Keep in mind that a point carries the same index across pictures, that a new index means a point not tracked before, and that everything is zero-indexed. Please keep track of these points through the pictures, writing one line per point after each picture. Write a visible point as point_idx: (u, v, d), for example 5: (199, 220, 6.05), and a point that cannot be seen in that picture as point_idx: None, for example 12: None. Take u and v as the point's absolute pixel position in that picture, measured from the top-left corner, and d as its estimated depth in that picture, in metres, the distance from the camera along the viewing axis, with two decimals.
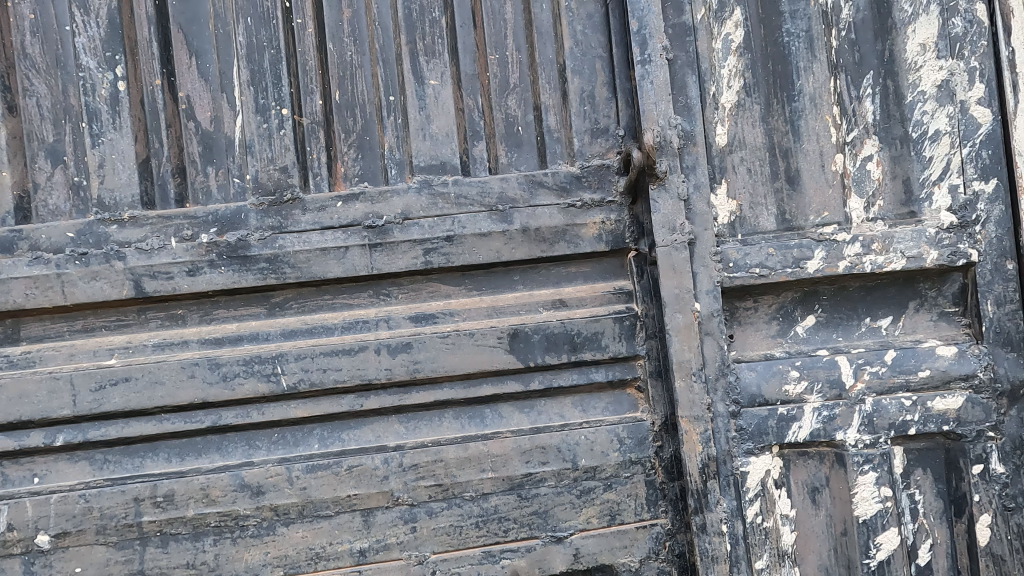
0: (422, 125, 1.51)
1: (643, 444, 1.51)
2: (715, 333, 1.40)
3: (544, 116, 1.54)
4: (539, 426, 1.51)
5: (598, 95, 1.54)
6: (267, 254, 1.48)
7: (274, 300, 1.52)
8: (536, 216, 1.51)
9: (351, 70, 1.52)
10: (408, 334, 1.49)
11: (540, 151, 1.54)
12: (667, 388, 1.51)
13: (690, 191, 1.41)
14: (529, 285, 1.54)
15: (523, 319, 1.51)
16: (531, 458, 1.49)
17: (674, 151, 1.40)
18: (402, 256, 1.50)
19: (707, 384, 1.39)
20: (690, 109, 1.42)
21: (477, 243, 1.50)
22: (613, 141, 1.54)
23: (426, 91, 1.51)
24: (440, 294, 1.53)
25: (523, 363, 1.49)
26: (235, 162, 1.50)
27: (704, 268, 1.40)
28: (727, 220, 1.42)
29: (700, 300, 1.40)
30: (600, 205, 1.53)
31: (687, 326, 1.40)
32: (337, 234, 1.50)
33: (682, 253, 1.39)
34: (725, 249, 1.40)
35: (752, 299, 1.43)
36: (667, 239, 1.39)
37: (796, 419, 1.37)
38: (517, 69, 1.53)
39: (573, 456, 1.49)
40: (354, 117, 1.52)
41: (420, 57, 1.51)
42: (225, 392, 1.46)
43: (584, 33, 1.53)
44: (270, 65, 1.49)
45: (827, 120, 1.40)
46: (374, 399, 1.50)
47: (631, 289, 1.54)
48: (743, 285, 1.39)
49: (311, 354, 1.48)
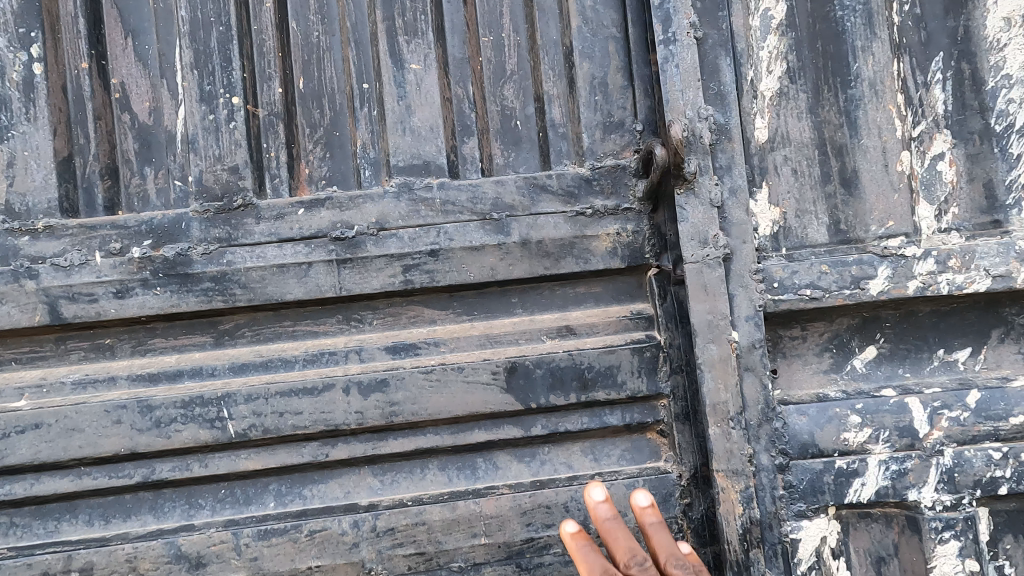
0: (402, 118, 1.26)
1: (668, 501, 1.25)
2: (758, 369, 1.14)
3: (546, 108, 1.29)
4: (542, 480, 1.25)
5: (613, 83, 1.29)
6: (212, 272, 1.23)
7: (223, 326, 1.26)
8: (538, 225, 1.26)
9: (317, 53, 1.27)
10: (383, 370, 1.23)
11: (542, 149, 1.29)
12: (698, 434, 1.24)
13: (725, 197, 1.16)
14: (529, 309, 1.28)
15: (523, 350, 1.25)
16: (532, 520, 1.23)
17: (706, 149, 1.15)
18: (376, 274, 1.24)
19: (748, 432, 1.13)
20: (724, 97, 1.17)
21: (467, 258, 1.25)
22: (630, 137, 1.29)
23: (406, 77, 1.26)
24: (423, 320, 1.28)
25: (522, 404, 1.23)
26: (177, 160, 1.25)
27: (744, 288, 1.14)
28: (770, 232, 1.17)
29: (739, 328, 1.14)
30: (614, 213, 1.27)
31: (724, 362, 1.13)
32: (298, 248, 1.24)
33: (716, 271, 1.14)
34: (769, 267, 1.15)
35: (799, 326, 1.18)
36: (698, 254, 1.14)
37: (858, 475, 1.12)
38: (515, 52, 1.29)
39: (583, 518, 1.23)
40: (321, 108, 1.27)
41: (399, 37, 1.27)
42: (159, 441, 1.20)
43: (595, 9, 1.29)
44: (218, 45, 1.25)
45: (890, 110, 1.17)
46: (342, 448, 1.23)
47: (652, 313, 1.28)
48: (790, 309, 1.14)
49: (265, 394, 1.21)
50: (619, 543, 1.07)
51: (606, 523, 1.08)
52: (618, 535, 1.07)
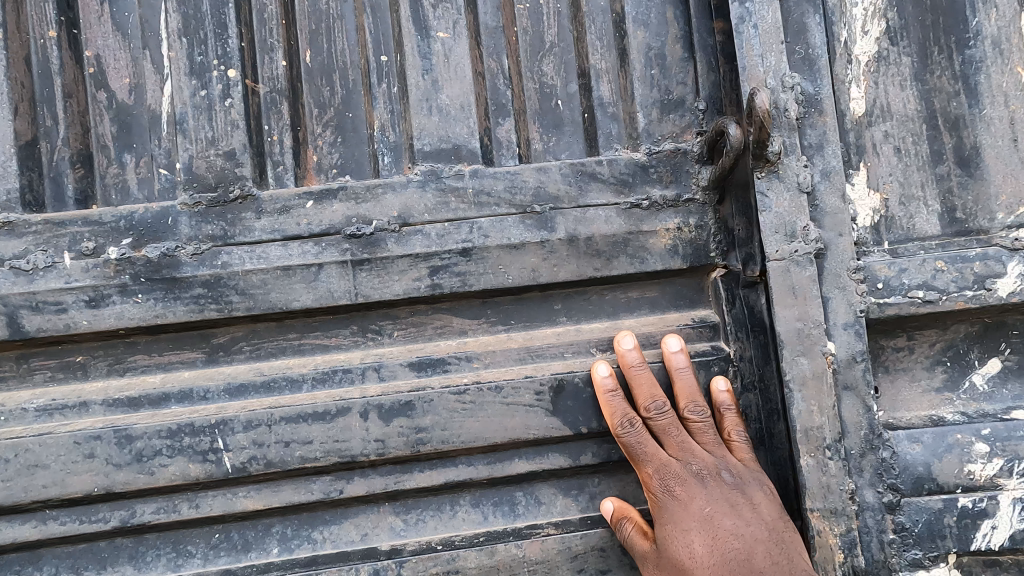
0: (428, 95, 1.07)
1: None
2: (858, 388, 0.94)
3: (592, 85, 1.11)
4: (594, 519, 1.06)
5: (671, 55, 1.10)
6: (205, 277, 1.05)
7: (217, 340, 1.09)
8: (587, 219, 1.06)
9: (329, 24, 1.10)
10: (406, 391, 1.04)
11: (586, 133, 1.11)
12: (771, 460, 1.04)
13: (816, 180, 0.97)
14: (575, 318, 1.10)
15: (571, 366, 1.06)
16: (584, 565, 1.05)
17: (792, 124, 0.96)
18: (398, 277, 1.05)
19: (848, 463, 0.93)
20: (812, 61, 0.98)
21: (505, 258, 1.06)
22: (692, 118, 1.10)
23: (433, 47, 1.08)
24: (451, 330, 1.10)
25: (571, 429, 1.04)
26: (162, 144, 1.08)
27: (840, 290, 0.95)
28: (869, 222, 0.98)
29: (835, 337, 0.94)
30: (674, 205, 1.08)
31: (817, 379, 0.93)
32: (306, 248, 1.06)
33: (806, 269, 0.94)
34: (870, 263, 0.96)
35: (905, 335, 0.99)
36: (784, 249, 0.94)
37: (987, 516, 0.93)
38: (556, 22, 1.12)
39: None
40: (331, 85, 1.10)
41: (423, 1, 1.08)
42: (140, 479, 1.02)
43: None
44: (211, 8, 1.06)
45: (1019, 72, 0.98)
46: (359, 483, 1.05)
47: (716, 321, 1.09)
48: (899, 314, 0.95)
49: (269, 421, 1.03)
50: (644, 390, 1.01)
51: (635, 370, 1.02)
52: (645, 382, 1.01)
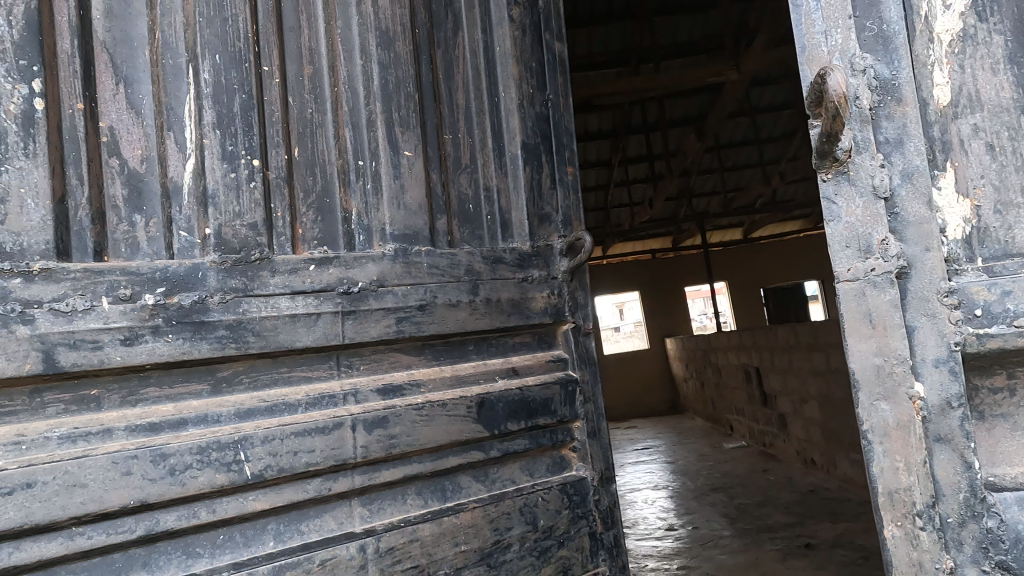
0: (397, 195, 1.39)
1: (585, 499, 1.53)
2: (955, 440, 0.77)
3: (493, 198, 1.55)
4: (498, 494, 1.39)
5: (544, 185, 1.62)
6: (229, 320, 1.15)
7: (222, 373, 1.16)
8: (498, 287, 1.46)
9: (313, 129, 1.32)
10: (381, 408, 1.26)
11: (491, 230, 1.53)
12: (602, 446, 1.61)
13: (895, 184, 0.81)
14: (482, 354, 1.44)
15: (486, 388, 1.40)
16: (497, 525, 1.36)
17: (865, 117, 0.81)
18: (375, 323, 1.28)
19: (943, 533, 0.76)
20: (890, 42, 0.82)
21: (446, 313, 1.36)
22: (556, 227, 1.62)
23: (401, 161, 1.40)
24: (400, 364, 1.33)
25: (488, 431, 1.37)
26: (183, 211, 1.18)
27: (929, 318, 0.78)
28: (962, 234, 0.80)
29: (923, 378, 0.78)
30: (547, 281, 1.55)
31: (898, 427, 0.77)
32: (308, 300, 1.23)
33: (886, 292, 0.79)
34: (965, 284, 0.78)
35: (1004, 372, 0.80)
36: (858, 268, 0.80)
37: None
38: (469, 151, 1.53)
39: (533, 519, 1.41)
40: (315, 176, 1.32)
41: (395, 128, 1.40)
42: (172, 490, 1.06)
43: (531, 127, 1.62)
44: (241, 110, 1.23)
45: None
46: (343, 481, 1.21)
47: (566, 357, 1.58)
48: (1008, 350, 0.76)
49: (281, 435, 1.15)
50: None
51: None
52: None
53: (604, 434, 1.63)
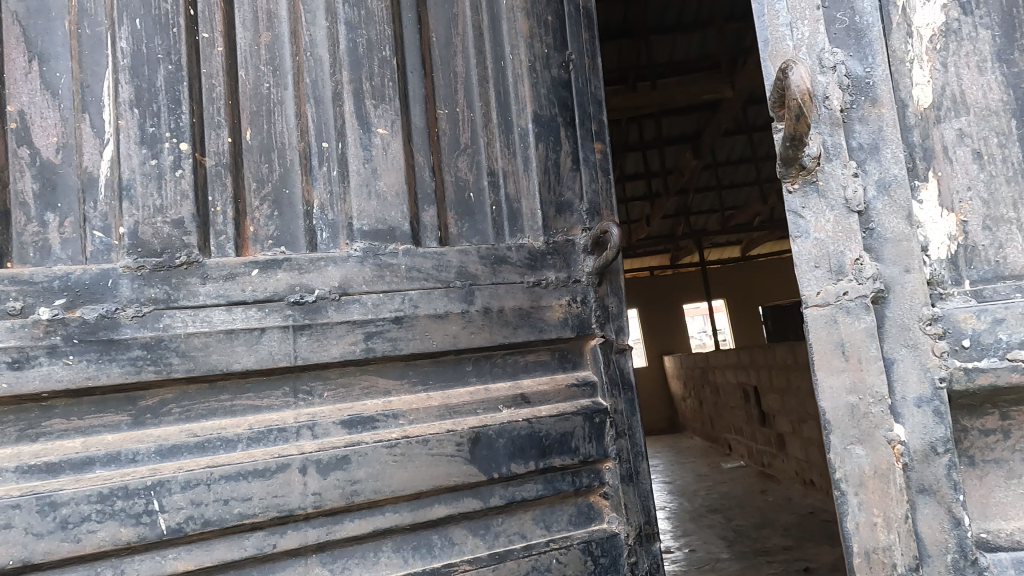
0: (368, 181, 1.25)
1: (617, 560, 1.35)
2: (941, 492, 0.67)
3: (499, 183, 1.40)
4: (500, 553, 1.23)
5: (562, 166, 1.46)
6: (145, 338, 1.06)
7: (144, 403, 1.08)
8: (498, 295, 1.31)
9: (270, 107, 1.23)
10: (342, 446, 1.14)
11: (495, 223, 1.38)
12: (639, 493, 1.44)
13: (869, 195, 0.72)
14: (482, 378, 1.30)
15: (484, 421, 1.25)
16: None
17: (836, 120, 0.73)
18: (336, 341, 1.16)
19: None
20: (862, 36, 0.75)
21: (431, 326, 1.24)
22: (578, 217, 1.46)
23: (373, 141, 1.26)
24: (377, 390, 1.21)
25: (485, 475, 1.22)
26: (98, 207, 1.11)
27: (910, 350, 0.69)
28: (949, 253, 0.72)
29: (904, 417, 0.69)
30: (566, 285, 1.40)
31: (879, 476, 0.68)
32: (249, 314, 1.13)
33: (862, 320, 0.70)
34: (951, 310, 0.69)
35: (996, 412, 0.70)
36: (831, 290, 0.71)
37: None
38: (469, 128, 1.39)
39: None
40: (269, 164, 1.22)
41: (366, 100, 1.26)
42: (65, 547, 0.97)
43: (547, 99, 1.46)
44: (166, 84, 1.14)
45: None
46: (293, 536, 1.09)
47: (594, 381, 1.42)
48: (995, 386, 0.68)
49: (207, 481, 1.05)
50: None
51: None
52: None
53: (642, 479, 1.45)
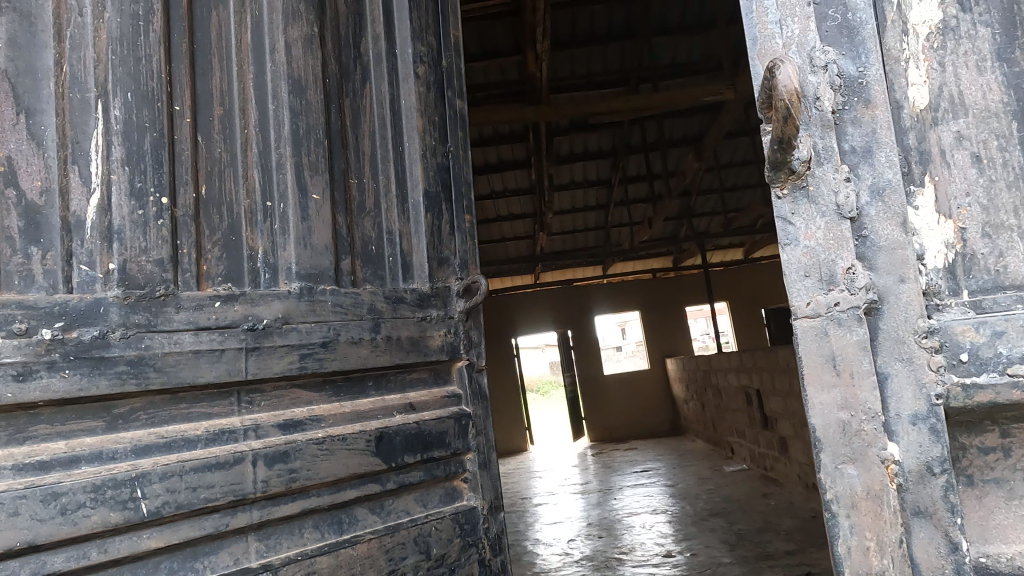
0: (304, 236, 1.43)
1: (476, 528, 1.65)
2: (939, 515, 0.65)
3: (396, 241, 1.64)
4: (393, 525, 1.45)
5: (443, 230, 1.74)
6: (129, 356, 1.14)
7: (118, 409, 1.13)
8: (397, 326, 1.54)
9: (220, 168, 1.35)
10: (282, 442, 1.28)
11: (392, 271, 1.62)
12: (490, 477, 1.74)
13: (862, 201, 0.71)
14: (379, 390, 1.50)
15: (384, 423, 1.47)
16: (393, 555, 1.42)
17: (829, 120, 0.71)
18: (278, 360, 1.31)
19: None
20: (856, 34, 0.73)
21: (349, 351, 1.42)
22: (454, 270, 1.75)
23: (309, 203, 1.45)
24: (302, 400, 1.36)
25: (386, 464, 1.43)
26: (84, 245, 1.17)
27: (904, 365, 0.68)
28: (946, 261, 0.70)
29: (896, 437, 0.67)
30: (445, 320, 1.67)
31: (865, 495, 0.67)
32: (212, 336, 1.24)
33: (854, 332, 0.68)
34: (949, 323, 0.67)
35: (996, 430, 0.68)
36: (821, 300, 0.69)
37: None
38: (373, 195, 1.61)
39: (426, 548, 1.50)
40: (221, 215, 1.34)
41: (305, 171, 1.45)
42: (63, 530, 1.02)
43: (432, 174, 1.74)
44: (153, 148, 1.24)
45: None
46: (242, 516, 1.21)
47: (460, 393, 1.71)
48: (995, 403, 0.65)
49: (180, 472, 1.14)
50: None
51: None
52: None
53: (491, 467, 1.75)
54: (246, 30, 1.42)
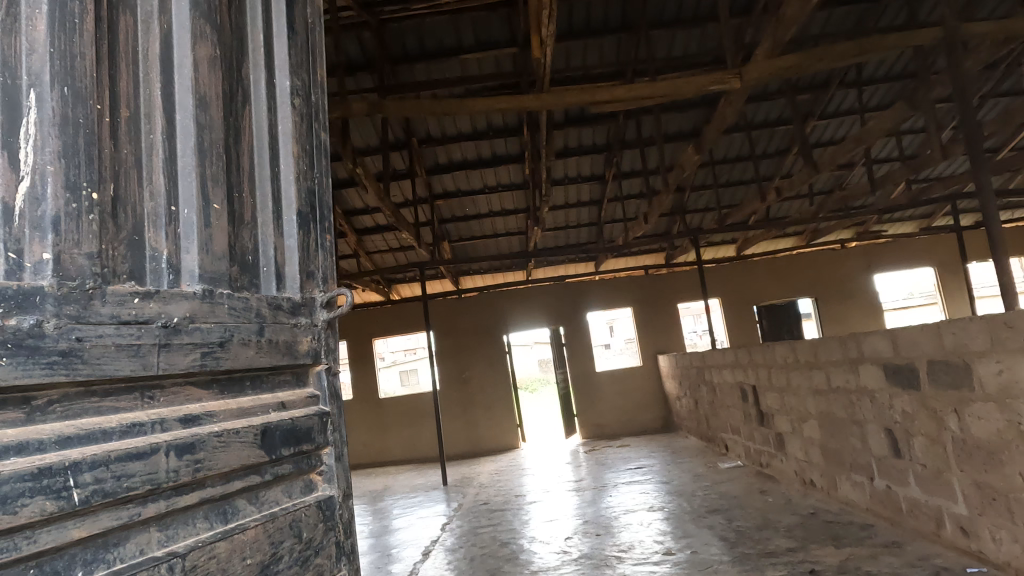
0: (204, 242, 1.68)
1: (334, 514, 1.88)
2: None
3: (265, 248, 1.90)
4: (271, 513, 1.66)
5: (309, 250, 2.05)
6: (61, 346, 1.24)
7: (36, 401, 1.22)
8: (274, 329, 1.76)
9: (123, 168, 1.54)
10: (188, 435, 1.45)
11: (254, 276, 1.84)
12: (345, 469, 2.00)
13: None
14: (256, 389, 1.72)
15: (261, 419, 1.68)
16: (273, 536, 1.63)
17: None
18: (183, 357, 1.48)
19: None
20: None
21: (239, 352, 1.63)
22: (314, 282, 2.03)
23: (208, 213, 1.72)
24: (194, 397, 1.53)
25: (268, 456, 1.66)
26: (11, 233, 1.27)
27: None
28: None
29: None
30: (310, 326, 1.91)
31: None
32: (131, 330, 1.38)
33: None
34: None
35: None
36: None
37: None
38: (251, 210, 1.90)
39: (298, 531, 1.72)
40: (128, 216, 1.53)
41: (206, 181, 1.73)
42: (4, 519, 1.10)
43: (301, 194, 2.05)
44: (84, 145, 1.40)
45: None
46: (153, 506, 1.35)
47: (315, 393, 1.94)
48: None
49: (106, 460, 1.27)
50: None
51: None
52: None
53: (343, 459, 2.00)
54: (154, 40, 1.64)
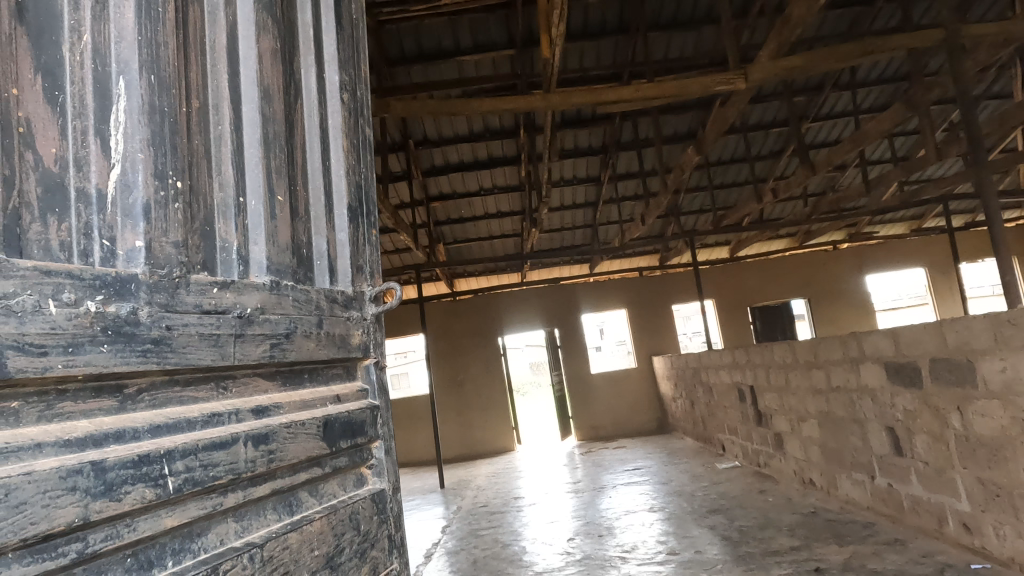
0: (271, 233, 1.52)
1: (387, 508, 1.68)
2: None
3: (321, 242, 1.69)
4: (329, 507, 1.47)
5: (360, 246, 1.82)
6: (155, 334, 1.11)
7: (128, 390, 1.10)
8: (334, 321, 1.58)
9: (197, 158, 1.37)
10: (261, 425, 1.31)
11: (308, 266, 1.64)
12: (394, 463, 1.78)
13: None
14: (313, 380, 1.54)
15: (326, 411, 1.52)
16: (336, 531, 1.45)
17: None
18: (255, 349, 1.32)
19: None
20: None
21: (310, 347, 1.47)
22: (364, 276, 1.81)
23: (274, 207, 1.55)
24: (260, 389, 1.37)
25: (327, 449, 1.48)
26: (103, 220, 1.15)
27: None
28: None
29: None
30: (361, 320, 1.71)
31: None
32: (211, 321, 1.23)
33: None
34: None
35: None
36: None
37: None
38: (311, 202, 1.71)
39: (356, 524, 1.53)
40: (200, 207, 1.36)
41: (272, 174, 1.57)
42: (110, 507, 0.99)
43: (355, 186, 1.85)
44: (170, 134, 1.27)
45: None
46: (233, 496, 1.22)
47: (366, 387, 1.74)
48: None
49: (195, 449, 1.14)
50: None
51: None
52: None
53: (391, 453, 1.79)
54: (220, 31, 1.48)
